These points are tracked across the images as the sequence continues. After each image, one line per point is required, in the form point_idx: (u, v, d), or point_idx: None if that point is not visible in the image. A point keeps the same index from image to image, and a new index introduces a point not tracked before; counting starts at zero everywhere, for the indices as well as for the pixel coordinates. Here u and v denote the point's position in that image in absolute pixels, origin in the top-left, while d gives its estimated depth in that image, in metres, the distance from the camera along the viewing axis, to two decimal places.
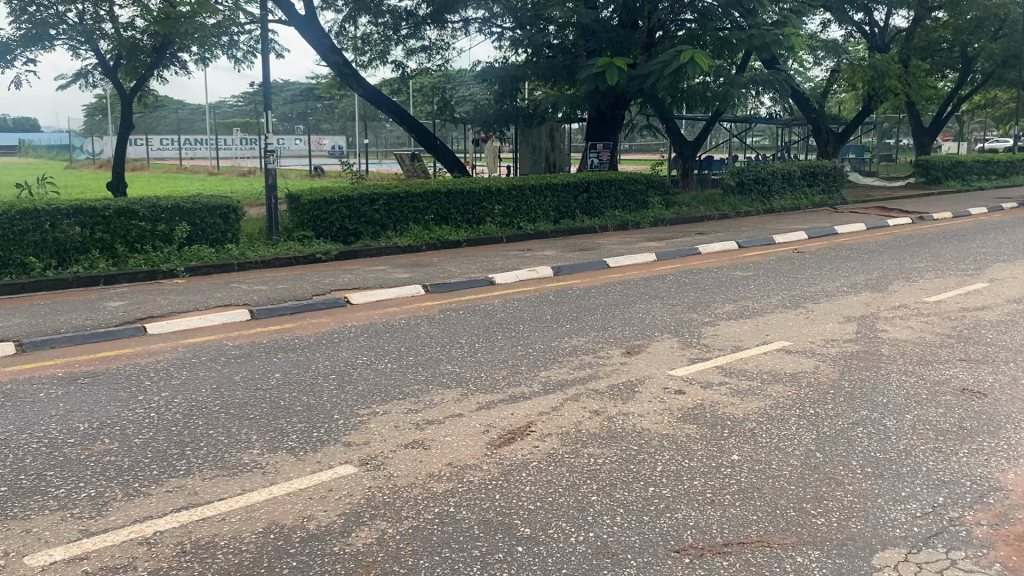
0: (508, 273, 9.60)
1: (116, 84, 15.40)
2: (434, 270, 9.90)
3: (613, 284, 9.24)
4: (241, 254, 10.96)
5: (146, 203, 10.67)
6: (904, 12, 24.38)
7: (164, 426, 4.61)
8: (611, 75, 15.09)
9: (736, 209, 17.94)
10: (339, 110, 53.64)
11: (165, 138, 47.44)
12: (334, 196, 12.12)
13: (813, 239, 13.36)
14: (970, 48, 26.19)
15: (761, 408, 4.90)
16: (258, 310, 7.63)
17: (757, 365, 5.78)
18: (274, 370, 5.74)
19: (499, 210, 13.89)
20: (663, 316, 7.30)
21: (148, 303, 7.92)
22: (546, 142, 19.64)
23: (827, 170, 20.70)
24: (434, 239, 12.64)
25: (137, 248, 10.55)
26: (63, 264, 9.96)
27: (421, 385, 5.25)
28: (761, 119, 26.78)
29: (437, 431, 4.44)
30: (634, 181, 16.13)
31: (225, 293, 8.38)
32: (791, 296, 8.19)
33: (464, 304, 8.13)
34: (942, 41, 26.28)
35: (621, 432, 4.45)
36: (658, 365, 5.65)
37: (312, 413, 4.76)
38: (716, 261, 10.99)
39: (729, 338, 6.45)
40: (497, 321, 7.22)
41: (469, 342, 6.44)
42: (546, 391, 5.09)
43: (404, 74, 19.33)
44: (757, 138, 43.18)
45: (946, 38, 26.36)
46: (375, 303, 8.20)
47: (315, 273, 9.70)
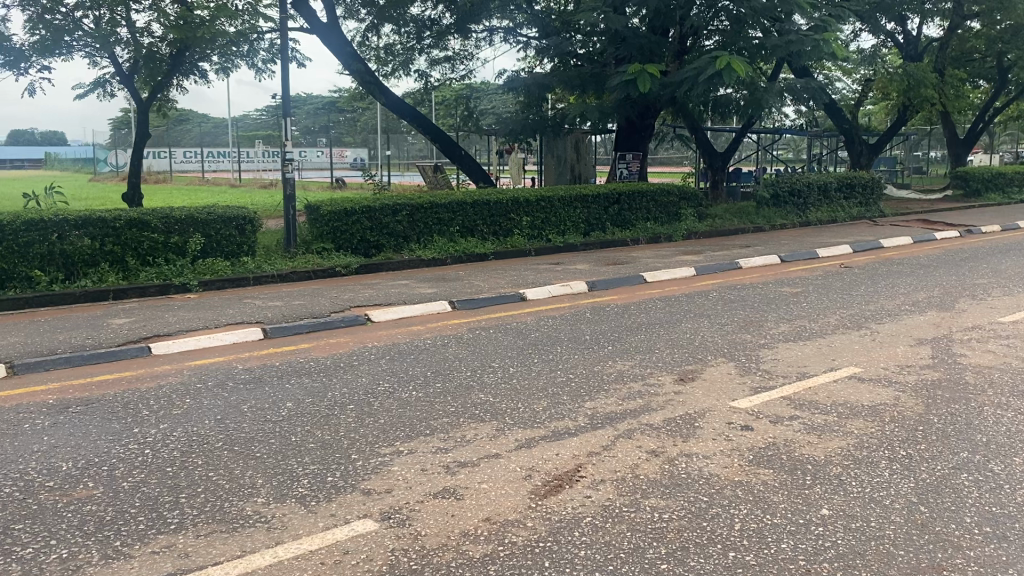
0: (539, 288, 8.98)
1: (135, 93, 14.97)
2: (459, 285, 9.29)
3: (653, 300, 8.59)
4: (258, 268, 10.43)
5: (158, 214, 10.15)
6: (938, 20, 23.53)
7: (159, 466, 4.01)
8: (642, 82, 14.41)
9: (771, 221, 17.23)
10: (362, 122, 53.41)
11: (188, 151, 47.33)
12: (355, 207, 11.57)
13: (858, 253, 12.61)
14: (1006, 58, 25.21)
15: (844, 449, 4.26)
16: (272, 328, 7.05)
17: (829, 395, 5.12)
18: (287, 398, 5.15)
19: (527, 222, 13.28)
20: (714, 337, 6.64)
21: (155, 320, 7.37)
22: (572, 153, 19.03)
23: (864, 182, 19.94)
24: (458, 251, 12.05)
25: (148, 261, 10.03)
26: (70, 277, 9.45)
27: (452, 418, 4.64)
28: (791, 130, 26.04)
29: (472, 476, 3.82)
30: (666, 193, 15.49)
31: (237, 309, 7.82)
32: (850, 316, 7.50)
33: (494, 322, 7.51)
34: (975, 51, 25.29)
35: (686, 479, 3.82)
36: (717, 395, 5.03)
37: (327, 452, 4.17)
38: (760, 276, 10.31)
39: (793, 364, 5.79)
40: (531, 342, 6.60)
41: (503, 365, 5.83)
42: (594, 426, 4.47)
43: (428, 84, 18.79)
44: (785, 150, 42.40)
45: (978, 49, 25.35)
46: (398, 321, 7.60)
47: (335, 288, 9.13)
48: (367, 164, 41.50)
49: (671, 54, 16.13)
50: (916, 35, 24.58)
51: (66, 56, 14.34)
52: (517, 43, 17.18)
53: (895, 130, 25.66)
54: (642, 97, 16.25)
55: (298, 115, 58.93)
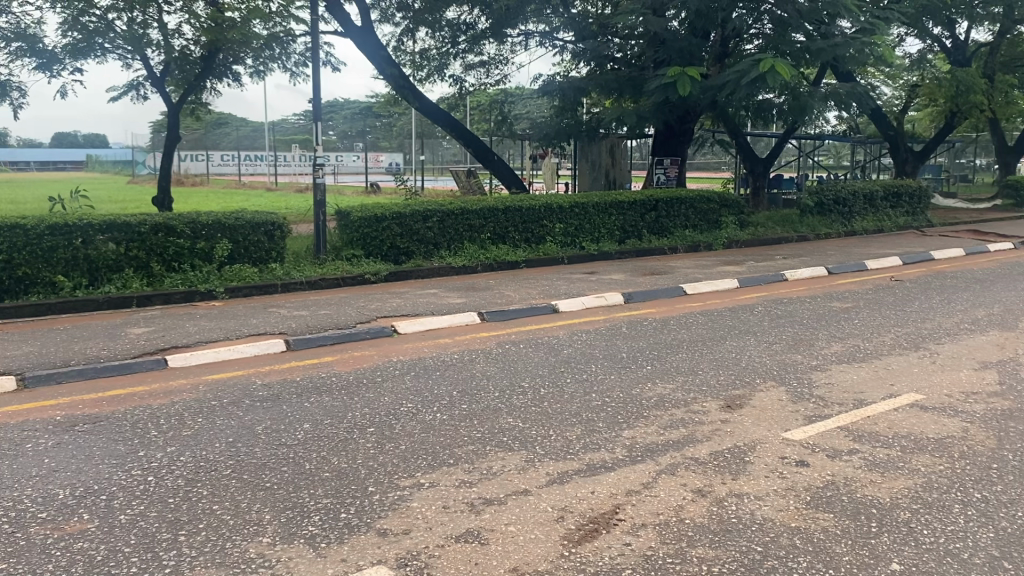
0: (572, 300, 8.61)
1: (167, 97, 14.88)
2: (490, 295, 8.95)
3: (694, 314, 8.19)
4: (285, 275, 10.19)
5: (185, 218, 9.96)
6: (989, 25, 22.79)
7: (161, 496, 3.71)
8: (683, 85, 13.95)
9: (815, 230, 16.68)
10: (397, 127, 53.33)
11: (225, 155, 47.62)
12: (386, 213, 11.30)
13: (908, 266, 12.06)
14: None
15: (911, 490, 3.84)
16: (294, 339, 6.77)
17: (890, 426, 4.70)
18: (304, 418, 4.85)
19: (561, 229, 12.91)
20: (760, 358, 6.23)
21: (176, 330, 7.12)
22: (607, 158, 18.63)
23: (911, 190, 19.28)
24: (490, 258, 11.72)
25: (174, 267, 9.83)
26: (95, 283, 9.27)
27: (478, 445, 4.30)
28: (833, 137, 25.38)
29: (498, 516, 3.47)
30: (705, 201, 15.04)
31: (261, 319, 7.56)
32: (906, 335, 7.03)
33: (525, 336, 7.17)
34: None
35: (737, 524, 3.45)
36: (766, 426, 4.66)
37: (343, 482, 3.84)
38: (805, 289, 9.85)
39: (847, 389, 5.37)
40: (564, 359, 6.24)
41: (534, 385, 5.48)
42: (632, 460, 4.10)
43: (462, 89, 18.52)
44: (825, 157, 41.51)
45: None
46: (426, 333, 7.28)
47: (363, 297, 8.85)
48: (401, 169, 41.36)
49: (711, 58, 15.70)
50: (965, 39, 23.84)
51: (99, 59, 14.28)
52: (553, 47, 16.83)
53: (943, 136, 24.91)
54: (681, 102, 15.83)
55: (335, 120, 59.06)
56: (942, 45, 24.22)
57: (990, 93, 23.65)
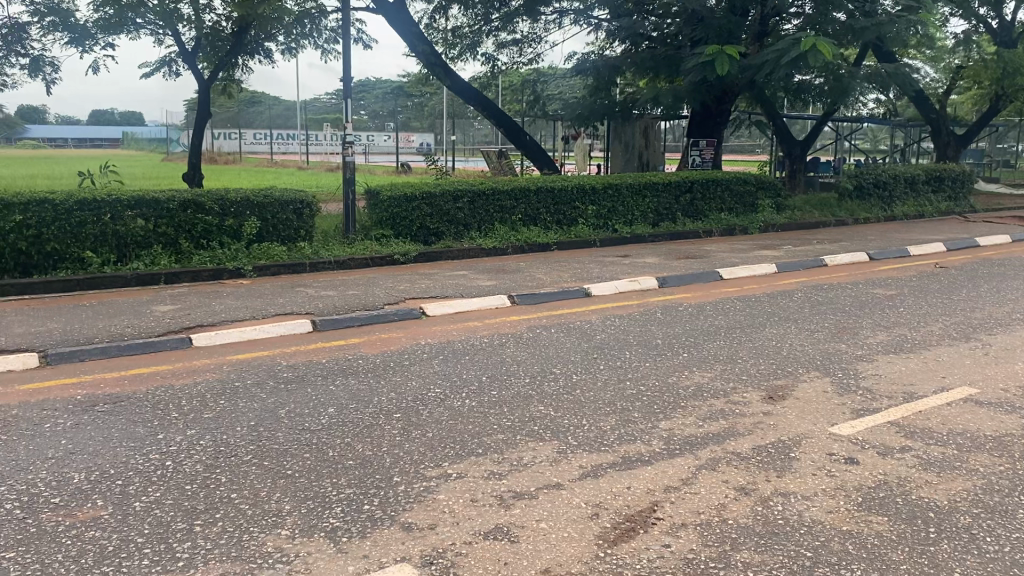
0: (605, 284, 8.38)
1: (198, 73, 14.76)
2: (521, 278, 8.75)
3: (731, 300, 7.93)
4: (313, 254, 10.06)
5: (213, 195, 9.83)
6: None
7: (178, 483, 3.57)
8: (721, 64, 13.55)
9: (854, 215, 16.25)
10: (429, 107, 53.09)
11: (258, 133, 47.73)
12: (416, 192, 11.12)
13: (953, 252, 11.66)
14: None
15: (971, 493, 3.59)
16: (321, 320, 6.62)
17: (944, 421, 4.45)
18: (328, 402, 4.68)
19: (594, 210, 12.65)
20: (802, 347, 5.97)
21: (201, 309, 7.00)
22: (640, 140, 18.27)
23: (954, 175, 18.73)
24: (521, 240, 11.53)
25: (202, 245, 9.73)
26: (123, 260, 9.19)
27: (509, 435, 4.11)
28: (873, 119, 24.75)
29: (528, 512, 3.27)
30: (742, 183, 14.69)
31: (287, 299, 7.42)
32: (956, 324, 6.72)
33: (557, 320, 6.96)
34: None
35: (784, 526, 3.23)
36: (811, 419, 4.43)
37: (367, 471, 3.67)
38: (845, 275, 9.53)
39: (896, 382, 5.11)
40: (597, 345, 6.03)
41: (567, 372, 5.28)
42: (671, 454, 3.88)
43: (494, 68, 18.22)
44: (863, 140, 40.65)
45: None
46: (454, 316, 7.10)
47: (391, 277, 8.69)
48: (432, 149, 41.14)
49: (750, 37, 15.12)
50: (1012, 20, 23.09)
51: (132, 35, 14.21)
52: (588, 25, 16.48)
53: (986, 120, 24.19)
54: (718, 81, 15.44)
55: (366, 100, 58.87)
56: (988, 26, 23.46)
57: None
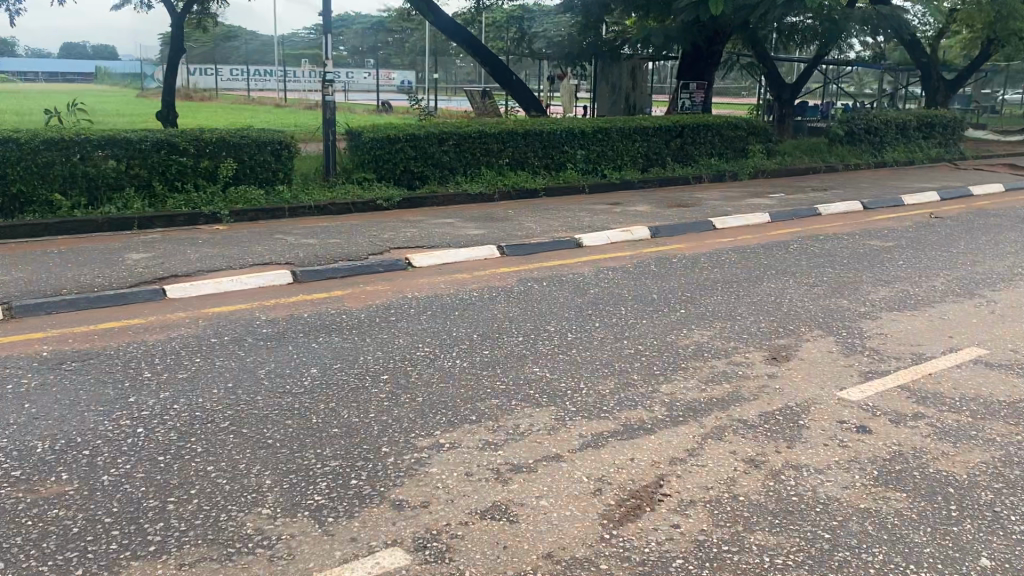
0: (597, 234, 8.12)
1: (170, 6, 14.11)
2: (509, 226, 8.47)
3: (725, 251, 7.71)
4: (293, 198, 9.70)
5: (188, 135, 9.41)
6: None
7: (150, 453, 3.32)
8: (715, 4, 13.06)
9: (845, 161, 16.00)
10: (411, 44, 51.85)
11: (235, 69, 46.50)
12: (399, 133, 10.73)
13: (947, 202, 11.47)
14: None
15: (989, 465, 3.43)
16: (302, 271, 6.33)
17: (955, 386, 4.27)
18: (310, 362, 4.44)
19: (582, 155, 12.31)
20: (803, 303, 5.76)
21: (176, 257, 6.68)
22: (627, 81, 17.82)
23: (945, 121, 18.48)
24: (508, 185, 11.21)
25: (177, 187, 9.34)
26: (94, 203, 8.80)
27: (503, 399, 3.89)
28: (863, 63, 24.32)
29: (527, 487, 3.06)
30: (733, 128, 14.36)
31: (266, 247, 7.11)
32: (958, 279, 6.53)
33: (548, 272, 6.72)
34: None
35: (799, 504, 3.05)
36: (819, 382, 4.24)
37: (353, 441, 3.44)
38: (840, 225, 9.32)
39: (902, 342, 4.93)
40: (592, 300, 5.79)
41: (561, 329, 5.05)
42: (676, 422, 3.68)
43: (479, 4, 17.61)
44: (850, 84, 40.20)
45: None
46: (441, 267, 6.83)
47: (374, 224, 8.38)
48: (414, 87, 40.23)
49: None
50: None
51: None
52: None
53: (977, 65, 23.83)
54: (710, 22, 14.98)
55: (346, 35, 57.37)
56: None
57: None
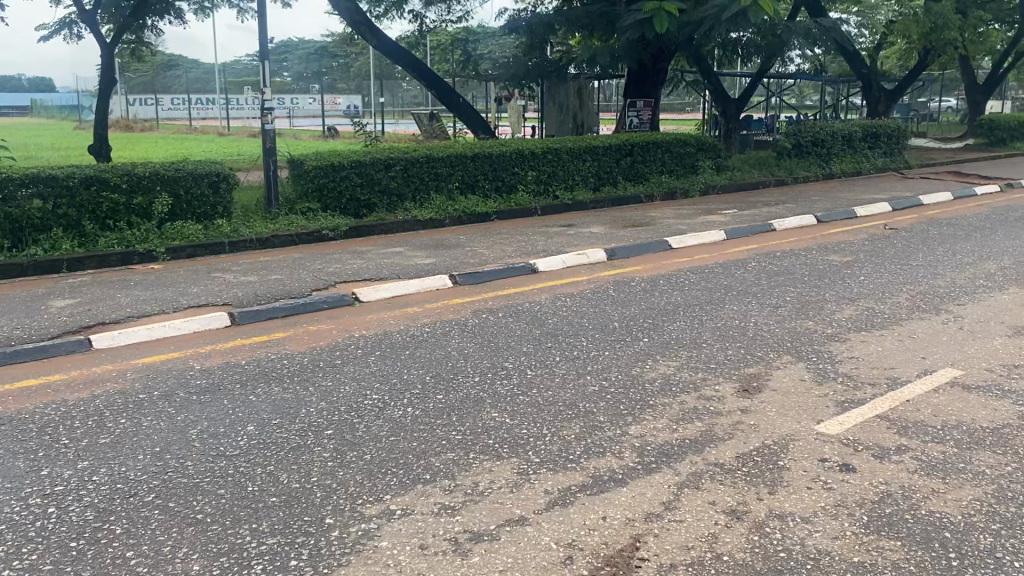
0: (552, 258, 7.85)
1: (99, 35, 13.58)
2: (461, 254, 8.16)
3: (683, 272, 7.49)
4: (234, 231, 9.28)
5: (119, 170, 8.93)
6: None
7: (61, 539, 2.93)
8: (660, 21, 12.95)
9: (794, 174, 16.03)
10: (356, 69, 51.46)
11: (176, 98, 45.61)
12: (343, 161, 10.37)
13: (898, 212, 11.45)
14: None
15: (984, 503, 3.19)
16: (240, 312, 5.94)
17: (935, 413, 4.06)
18: (248, 418, 4.06)
19: (533, 176, 12.08)
20: (769, 326, 5.54)
21: (104, 302, 6.23)
22: (574, 100, 17.68)
23: (889, 130, 18.68)
24: (459, 210, 10.93)
25: (108, 225, 8.85)
26: (19, 245, 8.28)
27: (461, 453, 3.56)
28: (805, 75, 24.57)
29: (489, 560, 2.74)
30: (682, 144, 14.27)
31: (203, 287, 6.69)
32: (921, 295, 6.39)
33: (503, 302, 6.41)
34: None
35: (788, 562, 2.78)
36: (794, 415, 3.99)
37: (293, 513, 3.08)
38: (797, 240, 9.19)
39: (876, 366, 4.72)
40: (550, 331, 5.49)
41: (518, 366, 4.74)
42: (649, 470, 3.39)
43: (422, 26, 17.35)
44: (792, 97, 40.80)
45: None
46: (390, 301, 6.49)
47: (319, 257, 8.01)
48: (360, 111, 39.81)
49: None
50: None
51: None
52: None
53: (915, 74, 24.22)
54: (655, 39, 14.92)
55: (290, 61, 56.74)
56: None
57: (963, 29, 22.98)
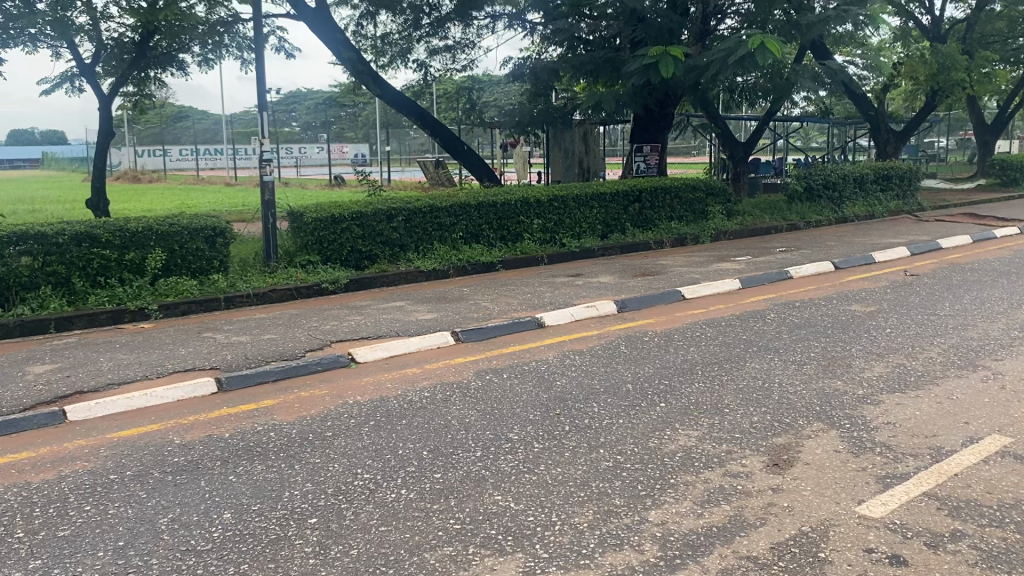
0: (559, 312, 7.48)
1: (99, 89, 13.45)
2: (464, 309, 7.80)
3: (698, 325, 7.11)
4: (230, 286, 8.96)
5: (111, 225, 8.63)
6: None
7: None
8: (665, 66, 12.74)
9: (806, 218, 15.69)
10: (363, 118, 51.81)
11: (184, 149, 45.93)
12: (343, 212, 10.07)
13: (918, 257, 11.07)
14: None
15: None
16: (228, 377, 5.57)
17: (989, 489, 3.64)
18: (225, 504, 3.66)
19: (539, 224, 11.77)
20: (794, 389, 5.14)
21: (86, 367, 5.89)
22: (579, 146, 17.49)
23: (901, 172, 18.38)
24: (463, 260, 10.60)
25: (100, 282, 8.52)
26: (5, 305, 7.96)
27: (459, 549, 3.15)
28: (813, 118, 24.34)
29: None
30: (691, 189, 13.98)
31: (190, 349, 6.35)
32: (953, 349, 5.97)
33: (508, 361, 6.03)
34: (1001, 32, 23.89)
35: None
36: (832, 496, 3.56)
37: None
38: (815, 289, 8.81)
39: (916, 433, 4.31)
40: (558, 395, 5.10)
41: (524, 437, 4.35)
42: (673, 567, 2.99)
43: (427, 75, 17.23)
44: (800, 139, 40.69)
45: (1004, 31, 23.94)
46: (389, 362, 6.11)
47: (316, 313, 7.67)
48: (367, 160, 39.89)
49: (692, 36, 14.31)
50: (941, 14, 22.93)
51: (26, 50, 12.91)
52: (523, 29, 15.55)
53: (924, 116, 23.92)
54: (660, 85, 14.73)
55: (298, 112, 57.29)
56: (918, 22, 23.33)
57: (970, 70, 22.78)
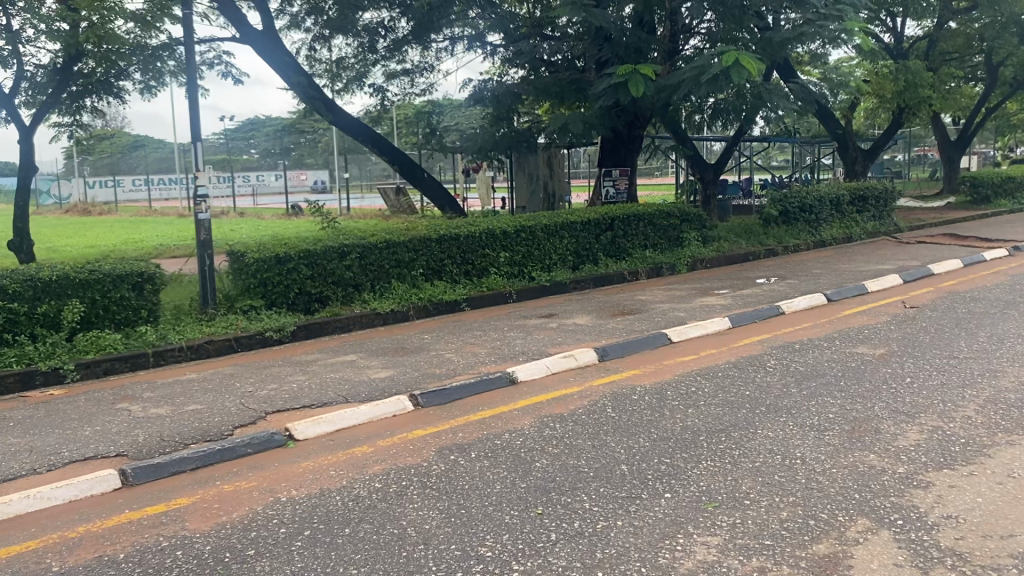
0: (533, 364, 6.56)
1: (24, 120, 12.31)
2: (425, 362, 6.86)
3: (693, 378, 6.24)
4: (159, 339, 7.93)
5: (20, 275, 7.54)
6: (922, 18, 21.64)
7: None
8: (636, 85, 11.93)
9: (783, 243, 15.01)
10: (322, 145, 50.78)
11: (138, 179, 44.53)
12: (290, 252, 9.08)
13: (912, 285, 10.33)
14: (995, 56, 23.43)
15: None
16: (135, 468, 4.57)
17: None
18: None
19: (506, 257, 10.87)
20: (823, 467, 4.27)
21: None
22: (544, 170, 16.69)
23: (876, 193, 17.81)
24: (424, 299, 9.67)
25: (7, 340, 7.41)
26: None
27: None
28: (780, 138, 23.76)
29: None
30: (665, 215, 13.18)
31: (98, 428, 5.31)
32: (991, 406, 5.15)
33: (478, 433, 5.09)
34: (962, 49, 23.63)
35: None
36: None
37: None
38: (812, 327, 8.00)
39: (991, 533, 3.45)
40: (542, 485, 4.17)
41: (502, 554, 3.42)
42: None
43: (384, 100, 16.32)
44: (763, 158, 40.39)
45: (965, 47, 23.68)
46: (335, 437, 5.14)
47: (255, 374, 6.66)
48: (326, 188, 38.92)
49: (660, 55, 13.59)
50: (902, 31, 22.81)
51: None
52: (483, 50, 14.72)
53: (891, 133, 23.44)
54: (629, 106, 13.96)
55: (255, 139, 56.02)
56: (879, 39, 23.03)
57: (935, 86, 22.42)
